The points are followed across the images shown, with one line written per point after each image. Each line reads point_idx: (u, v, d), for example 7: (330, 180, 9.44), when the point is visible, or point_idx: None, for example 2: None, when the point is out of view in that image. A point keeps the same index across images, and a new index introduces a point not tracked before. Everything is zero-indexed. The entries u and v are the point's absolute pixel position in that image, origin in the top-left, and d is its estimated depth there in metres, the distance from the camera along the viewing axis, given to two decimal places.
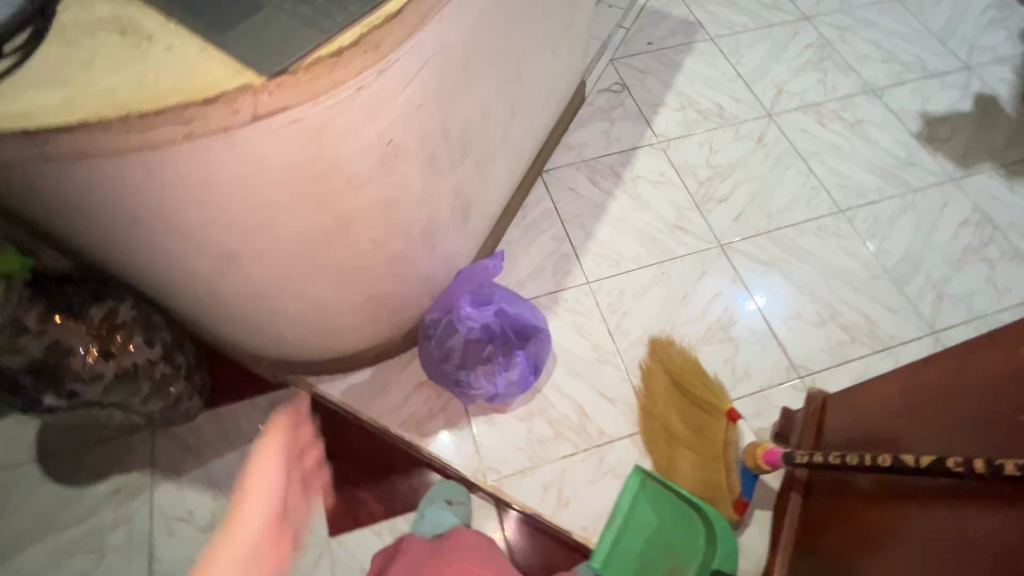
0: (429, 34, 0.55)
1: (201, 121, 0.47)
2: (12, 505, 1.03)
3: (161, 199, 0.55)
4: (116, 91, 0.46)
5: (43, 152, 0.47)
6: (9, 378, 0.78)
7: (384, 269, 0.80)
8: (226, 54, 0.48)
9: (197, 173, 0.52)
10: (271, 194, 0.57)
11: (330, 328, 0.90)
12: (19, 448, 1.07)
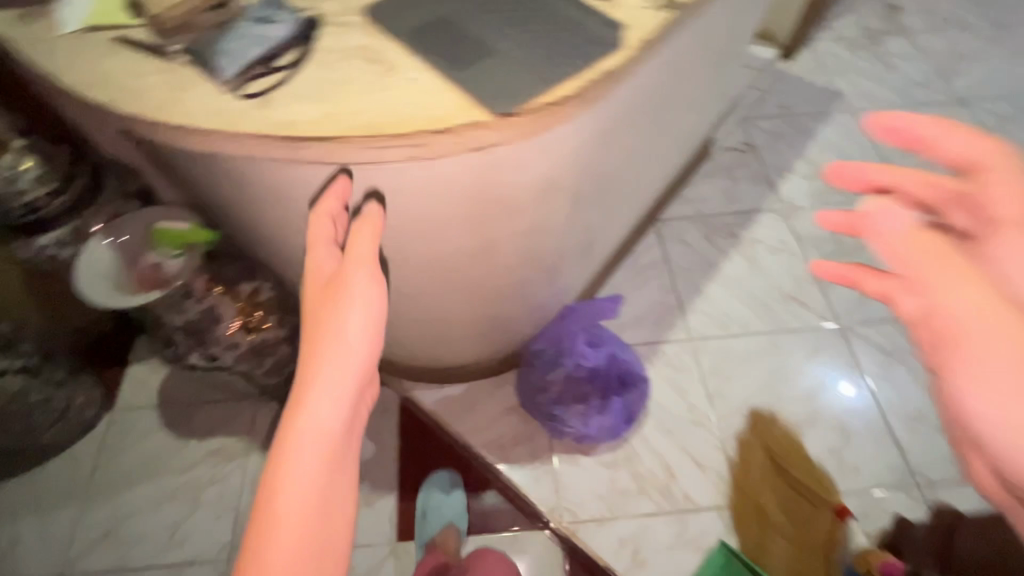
0: (614, 97, 0.58)
1: (425, 149, 0.44)
2: (129, 442, 1.15)
3: (342, 209, 0.61)
4: (369, 114, 0.43)
5: (275, 159, 0.45)
6: (168, 332, 0.90)
7: (507, 294, 0.83)
8: (464, 90, 0.44)
9: (383, 191, 0.57)
10: (437, 216, 0.62)
11: (441, 341, 0.93)
12: (144, 392, 1.20)
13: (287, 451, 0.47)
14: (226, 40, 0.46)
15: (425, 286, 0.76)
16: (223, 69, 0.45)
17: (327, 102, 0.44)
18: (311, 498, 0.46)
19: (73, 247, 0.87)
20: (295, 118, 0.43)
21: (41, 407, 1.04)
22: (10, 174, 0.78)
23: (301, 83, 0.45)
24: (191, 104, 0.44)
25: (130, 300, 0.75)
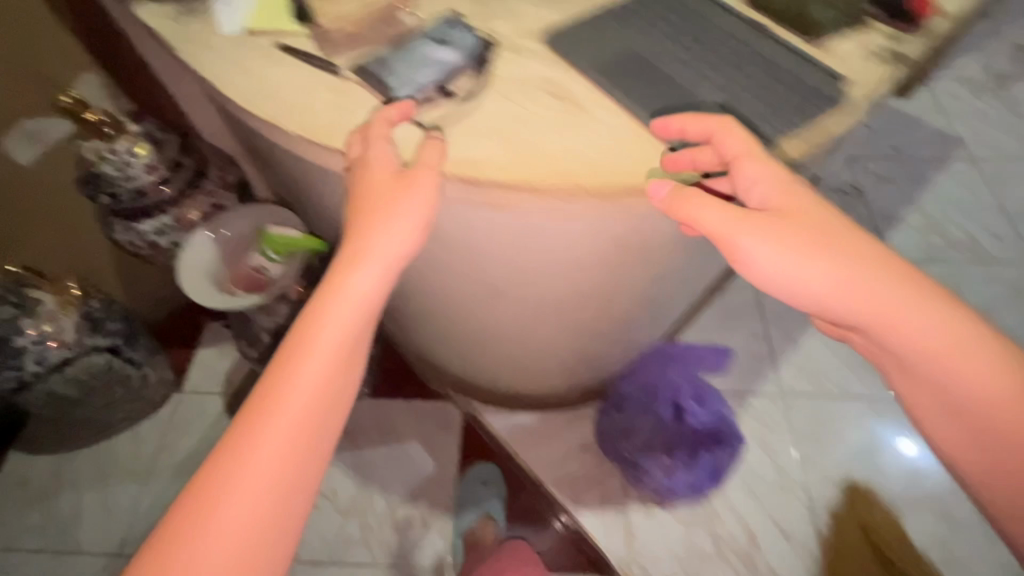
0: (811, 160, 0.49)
1: (612, 199, 0.43)
2: (194, 427, 1.15)
3: (469, 251, 0.54)
4: (565, 161, 0.43)
5: (455, 195, 0.44)
6: (255, 332, 0.89)
7: (607, 334, 0.79)
8: (647, 135, 0.45)
9: (523, 238, 0.50)
10: (570, 261, 0.55)
11: (528, 370, 0.89)
12: (211, 377, 1.20)
13: (258, 408, 0.42)
14: (401, 66, 0.46)
15: (530, 323, 0.72)
16: (393, 91, 0.45)
17: (503, 146, 0.44)
18: (298, 440, 0.42)
19: (172, 234, 0.86)
20: (473, 161, 0.43)
21: (120, 387, 1.02)
22: (123, 160, 0.77)
23: (474, 124, 0.45)
24: (360, 127, 0.44)
25: (236, 304, 0.74)
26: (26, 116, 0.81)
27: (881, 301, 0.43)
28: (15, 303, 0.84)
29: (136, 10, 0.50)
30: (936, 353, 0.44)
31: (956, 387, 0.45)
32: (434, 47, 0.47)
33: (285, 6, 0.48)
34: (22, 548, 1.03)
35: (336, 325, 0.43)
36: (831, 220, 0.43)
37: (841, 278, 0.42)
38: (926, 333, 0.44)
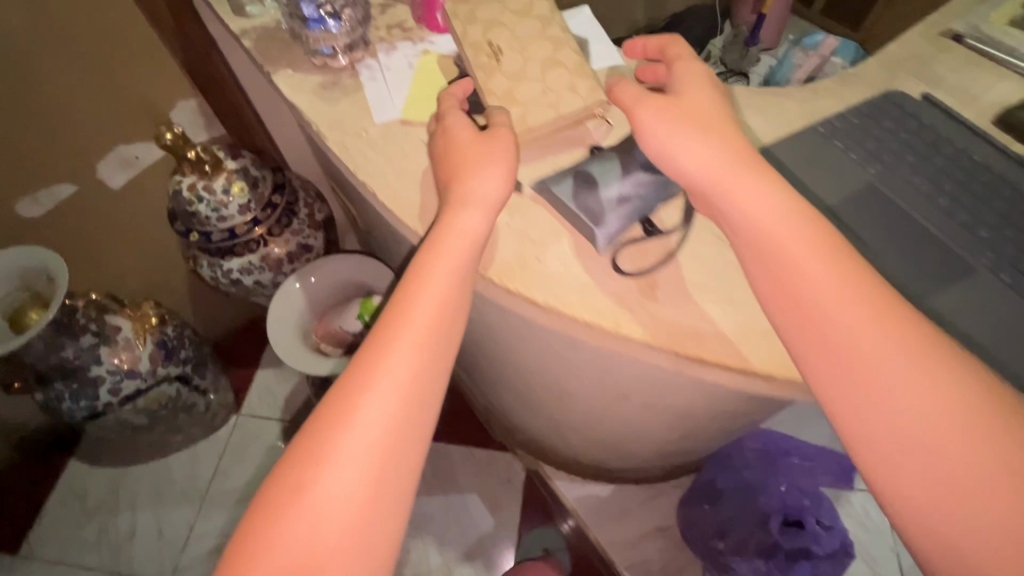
0: None
1: None
2: (250, 454, 1.11)
3: (614, 373, 0.49)
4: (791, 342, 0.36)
5: (647, 361, 0.37)
6: None
7: (717, 433, 0.72)
8: None
9: (689, 385, 0.45)
10: (726, 398, 0.49)
11: (617, 451, 0.82)
12: (270, 402, 1.16)
13: (369, 370, 0.34)
14: (597, 187, 0.39)
15: (649, 419, 0.64)
16: (594, 223, 0.38)
17: (728, 307, 0.37)
18: (401, 405, 0.34)
19: (256, 273, 0.82)
20: (697, 327, 0.36)
21: (185, 413, 1.00)
22: (218, 199, 0.73)
23: (688, 272, 0.38)
24: (552, 271, 0.38)
25: (326, 369, 0.69)
26: (123, 142, 0.79)
27: (765, 219, 0.35)
28: (95, 331, 0.81)
29: (273, 76, 0.44)
30: (850, 321, 0.33)
31: (861, 369, 0.32)
32: (634, 166, 0.40)
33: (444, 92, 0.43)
34: (74, 565, 1.01)
35: (443, 274, 0.36)
36: (725, 139, 0.37)
37: (720, 183, 0.36)
38: (819, 276, 0.34)
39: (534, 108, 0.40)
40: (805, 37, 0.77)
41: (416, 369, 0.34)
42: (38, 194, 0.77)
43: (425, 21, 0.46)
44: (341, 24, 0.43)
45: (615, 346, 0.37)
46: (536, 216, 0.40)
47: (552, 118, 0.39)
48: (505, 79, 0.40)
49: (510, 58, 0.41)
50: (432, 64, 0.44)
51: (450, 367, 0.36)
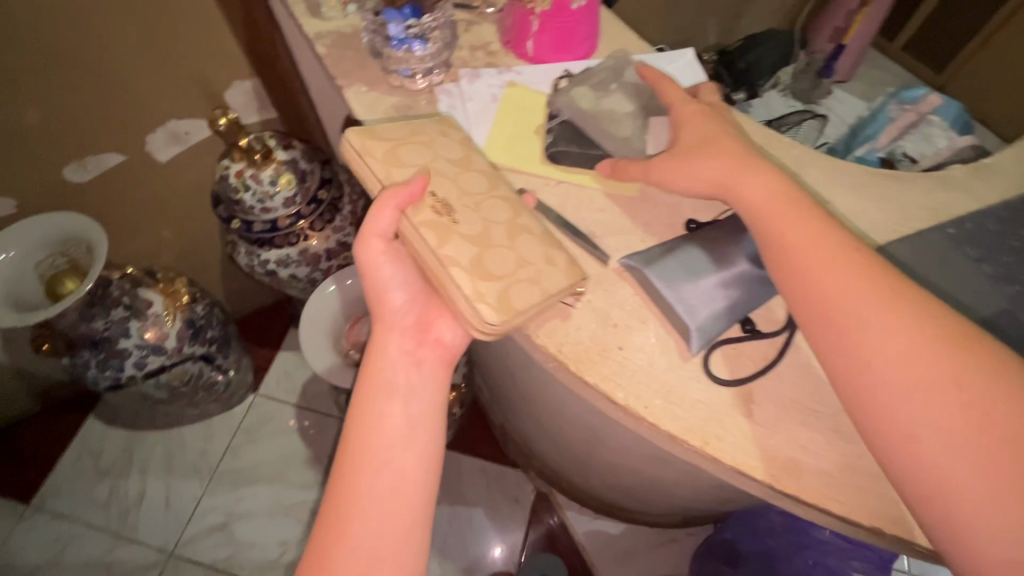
0: None
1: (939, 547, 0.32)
2: (262, 435, 1.11)
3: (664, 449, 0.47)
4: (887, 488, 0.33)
5: (714, 470, 0.35)
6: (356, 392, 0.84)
7: (745, 500, 0.69)
8: None
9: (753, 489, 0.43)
10: None
11: (634, 497, 0.79)
12: (288, 385, 1.16)
13: (374, 386, 0.38)
14: (697, 276, 0.37)
15: (684, 478, 0.60)
16: (691, 318, 0.36)
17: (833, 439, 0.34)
18: (379, 484, 0.36)
19: (292, 267, 0.81)
20: (798, 458, 0.34)
21: (204, 391, 1.00)
22: (264, 190, 0.71)
23: (783, 387, 0.36)
24: (634, 363, 0.36)
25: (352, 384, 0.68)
26: (175, 116, 0.78)
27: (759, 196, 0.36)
28: (126, 305, 0.80)
29: (345, 90, 0.46)
30: (833, 280, 0.33)
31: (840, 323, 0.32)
32: (741, 258, 0.38)
33: (522, 130, 0.45)
34: (81, 523, 1.02)
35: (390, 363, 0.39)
36: (724, 142, 0.39)
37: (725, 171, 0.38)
38: (805, 244, 0.34)
39: (515, 286, 0.36)
40: (904, 89, 0.71)
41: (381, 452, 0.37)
42: (85, 159, 0.75)
43: (512, 47, 0.48)
44: (427, 45, 0.45)
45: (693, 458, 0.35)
46: (622, 298, 0.38)
47: (538, 301, 0.35)
48: (465, 244, 0.37)
49: (467, 220, 0.38)
50: (517, 97, 0.46)
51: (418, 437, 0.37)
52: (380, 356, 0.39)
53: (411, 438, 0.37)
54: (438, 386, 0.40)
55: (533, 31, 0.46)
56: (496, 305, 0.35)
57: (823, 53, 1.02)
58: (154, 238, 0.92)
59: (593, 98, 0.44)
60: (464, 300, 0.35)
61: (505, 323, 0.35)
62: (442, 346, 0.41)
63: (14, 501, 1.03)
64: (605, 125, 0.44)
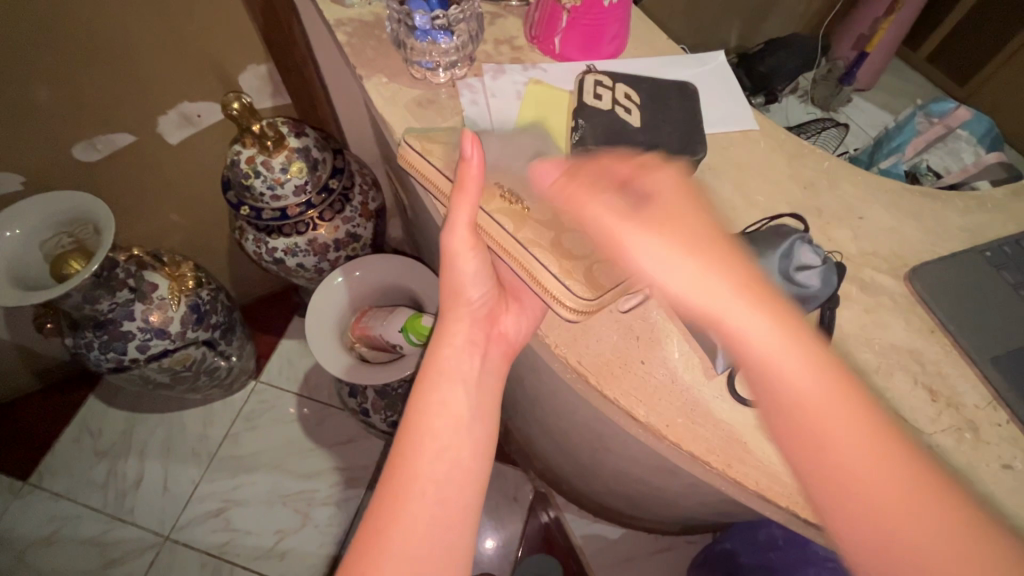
0: None
1: None
2: (262, 422, 1.11)
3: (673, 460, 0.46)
4: None
5: (728, 489, 0.34)
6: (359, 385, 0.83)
7: (746, 513, 0.69)
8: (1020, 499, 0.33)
9: None
10: None
11: (636, 504, 0.78)
12: (290, 374, 1.15)
13: (438, 372, 0.38)
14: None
15: (689, 487, 0.59)
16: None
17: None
18: (440, 472, 0.35)
19: (300, 256, 0.80)
20: None
21: (206, 376, 0.99)
22: (275, 176, 0.70)
23: None
24: (656, 379, 0.36)
25: (368, 379, 0.66)
26: (187, 99, 0.77)
27: (749, 324, 0.31)
28: (132, 287, 0.79)
29: (365, 80, 0.45)
30: (833, 426, 0.30)
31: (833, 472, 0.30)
32: (773, 273, 0.35)
33: (546, 130, 0.43)
34: (79, 502, 1.02)
35: (456, 352, 0.39)
36: (702, 223, 0.34)
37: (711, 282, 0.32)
38: (804, 383, 0.30)
39: (598, 263, 0.37)
40: (932, 102, 0.70)
41: (446, 439, 0.36)
42: (95, 139, 0.74)
43: (539, 42, 0.47)
44: (452, 38, 0.44)
45: (714, 478, 0.35)
46: (645, 308, 0.38)
47: (625, 277, 0.37)
48: (543, 229, 0.39)
49: (541, 207, 0.39)
50: (541, 94, 0.45)
51: (484, 425, 0.37)
52: (447, 338, 0.39)
53: (471, 424, 0.37)
54: (499, 376, 0.40)
55: (562, 27, 0.45)
56: (585, 282, 0.37)
57: (845, 60, 1.02)
58: (161, 220, 0.91)
59: (616, 99, 0.42)
60: (554, 280, 0.37)
61: (598, 299, 0.36)
62: (505, 339, 0.40)
63: (12, 478, 1.03)
64: (633, 125, 0.41)
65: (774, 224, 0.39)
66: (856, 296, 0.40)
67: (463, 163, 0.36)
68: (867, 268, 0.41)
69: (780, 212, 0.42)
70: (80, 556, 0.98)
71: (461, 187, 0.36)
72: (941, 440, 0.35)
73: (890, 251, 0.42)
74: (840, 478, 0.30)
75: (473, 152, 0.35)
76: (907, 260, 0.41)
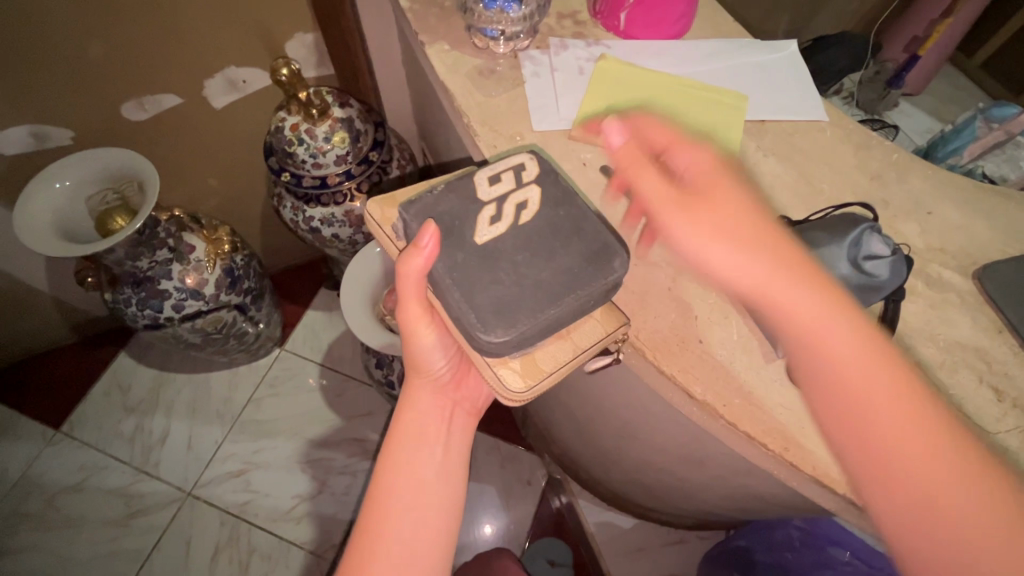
0: None
1: None
2: (286, 388, 1.13)
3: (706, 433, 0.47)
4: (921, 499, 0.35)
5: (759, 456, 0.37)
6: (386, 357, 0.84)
7: (767, 512, 0.68)
8: None
9: None
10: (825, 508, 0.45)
11: (656, 496, 0.78)
12: (315, 343, 1.17)
13: (403, 436, 0.45)
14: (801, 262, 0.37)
15: (711, 480, 0.59)
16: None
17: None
18: (403, 528, 0.41)
19: (335, 226, 0.80)
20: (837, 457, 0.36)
21: (235, 340, 1.01)
22: (318, 145, 0.71)
23: None
24: (697, 354, 0.38)
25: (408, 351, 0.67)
26: (235, 64, 0.77)
27: (793, 300, 0.32)
28: (172, 247, 0.81)
29: (427, 47, 0.47)
30: (877, 404, 0.30)
31: (877, 441, 0.30)
32: (841, 261, 0.36)
33: (620, 69, 0.46)
34: (106, 454, 1.05)
35: (421, 418, 0.46)
36: (733, 191, 0.35)
37: (750, 265, 0.33)
38: (814, 317, 0.32)
39: (543, 348, 0.38)
40: (994, 105, 0.67)
41: (408, 498, 0.42)
42: (143, 99, 0.75)
43: (603, 18, 0.49)
44: (520, 6, 0.45)
45: (771, 462, 0.37)
46: (704, 291, 0.40)
47: (568, 357, 0.38)
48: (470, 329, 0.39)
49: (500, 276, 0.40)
50: (603, 72, 0.46)
51: (444, 482, 0.44)
52: (412, 406, 0.46)
53: (435, 481, 0.43)
54: (463, 436, 0.48)
55: (628, 4, 0.47)
56: (522, 371, 0.37)
57: (896, 62, 0.97)
58: (201, 183, 0.92)
59: (494, 172, 0.39)
60: (489, 368, 0.37)
61: (531, 387, 0.37)
62: (466, 403, 0.50)
63: (44, 426, 1.06)
64: (479, 198, 0.38)
65: (841, 212, 0.39)
66: (921, 291, 0.40)
67: (414, 252, 0.36)
68: (928, 264, 0.41)
69: (845, 201, 0.42)
70: (106, 506, 1.01)
71: (404, 277, 0.37)
72: (1007, 439, 0.35)
73: (943, 247, 0.42)
74: (876, 447, 0.30)
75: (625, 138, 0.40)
76: (973, 258, 0.42)
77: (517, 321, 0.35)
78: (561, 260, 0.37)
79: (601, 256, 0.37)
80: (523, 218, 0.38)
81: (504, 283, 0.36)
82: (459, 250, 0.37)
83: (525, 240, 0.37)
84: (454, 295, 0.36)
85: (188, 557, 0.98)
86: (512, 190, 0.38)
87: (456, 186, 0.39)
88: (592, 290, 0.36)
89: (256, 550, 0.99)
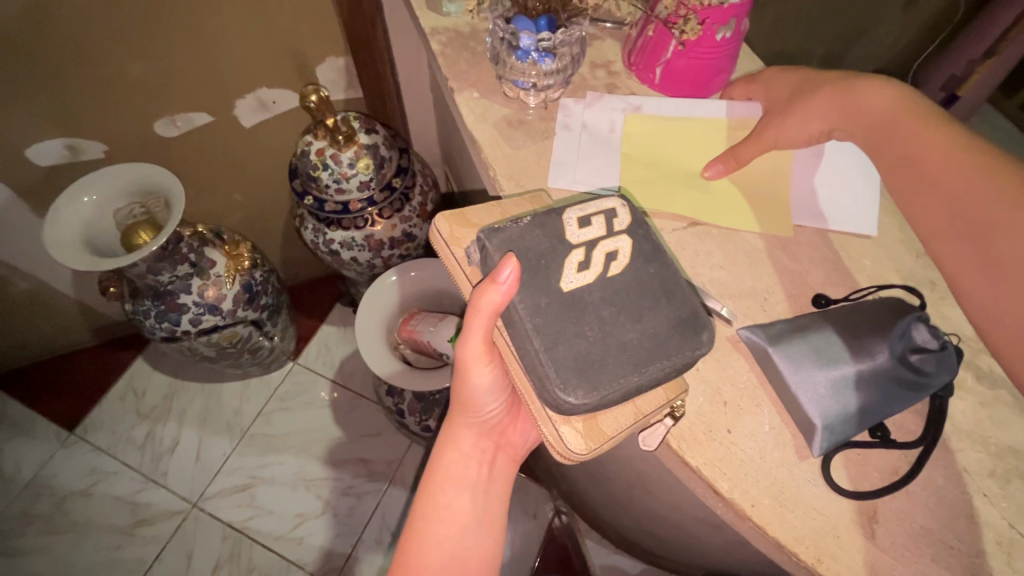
0: None
1: None
2: (297, 403, 1.13)
3: None
4: None
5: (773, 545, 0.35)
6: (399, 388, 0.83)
7: None
8: None
9: None
10: None
11: (667, 546, 0.75)
12: (328, 358, 1.17)
13: (442, 478, 0.44)
14: (836, 364, 0.37)
15: (728, 542, 0.56)
16: (819, 415, 0.36)
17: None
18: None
19: (355, 250, 0.80)
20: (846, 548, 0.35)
21: (249, 354, 1.02)
22: (343, 171, 0.71)
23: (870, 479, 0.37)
24: (710, 434, 0.37)
25: (417, 385, 0.65)
26: (266, 85, 0.78)
27: (874, 107, 0.42)
28: (193, 262, 0.81)
29: (457, 94, 0.48)
30: (938, 175, 0.39)
31: (939, 200, 0.39)
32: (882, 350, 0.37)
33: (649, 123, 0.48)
34: (117, 460, 1.06)
35: (463, 459, 0.45)
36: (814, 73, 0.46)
37: (837, 97, 0.43)
38: (889, 126, 0.42)
39: (607, 412, 0.37)
40: None
41: (446, 548, 0.42)
42: (174, 116, 0.77)
43: (638, 70, 0.50)
44: (554, 60, 0.46)
45: (799, 570, 0.35)
46: (728, 359, 0.40)
47: (631, 421, 0.36)
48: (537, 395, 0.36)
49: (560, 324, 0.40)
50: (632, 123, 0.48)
51: (482, 532, 0.43)
52: (455, 445, 0.45)
53: (474, 529, 0.42)
54: (504, 481, 0.46)
55: (666, 58, 0.47)
56: (584, 432, 0.36)
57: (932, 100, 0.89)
58: (226, 199, 0.94)
59: (586, 212, 0.38)
60: (550, 424, 0.36)
61: (594, 449, 0.36)
62: (510, 448, 0.48)
63: (59, 427, 1.08)
64: (569, 240, 0.37)
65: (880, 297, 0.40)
66: (972, 385, 0.40)
67: (491, 287, 0.34)
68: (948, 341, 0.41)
69: (862, 287, 0.43)
70: (113, 513, 1.02)
71: (475, 312, 0.35)
72: None
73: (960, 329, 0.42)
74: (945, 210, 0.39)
75: (725, 173, 0.46)
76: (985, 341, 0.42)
77: (600, 386, 0.34)
78: (648, 322, 0.35)
79: (690, 336, 0.35)
80: (611, 270, 0.36)
81: (590, 337, 0.34)
82: (543, 294, 0.35)
83: (614, 296, 0.35)
84: (534, 342, 0.34)
85: (189, 570, 0.98)
86: (603, 232, 0.37)
87: (545, 222, 0.37)
88: (675, 359, 0.35)
89: (256, 568, 0.98)
